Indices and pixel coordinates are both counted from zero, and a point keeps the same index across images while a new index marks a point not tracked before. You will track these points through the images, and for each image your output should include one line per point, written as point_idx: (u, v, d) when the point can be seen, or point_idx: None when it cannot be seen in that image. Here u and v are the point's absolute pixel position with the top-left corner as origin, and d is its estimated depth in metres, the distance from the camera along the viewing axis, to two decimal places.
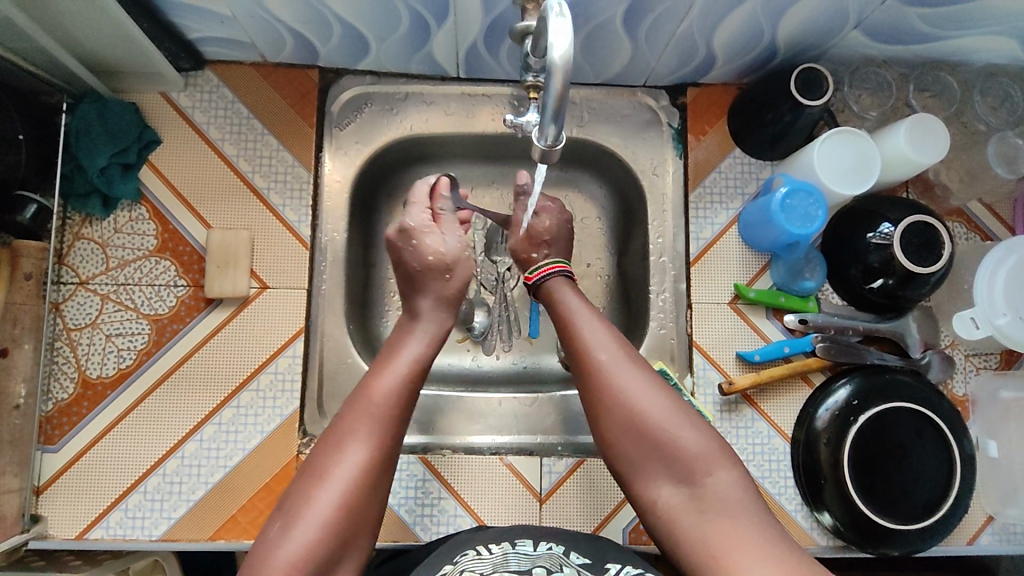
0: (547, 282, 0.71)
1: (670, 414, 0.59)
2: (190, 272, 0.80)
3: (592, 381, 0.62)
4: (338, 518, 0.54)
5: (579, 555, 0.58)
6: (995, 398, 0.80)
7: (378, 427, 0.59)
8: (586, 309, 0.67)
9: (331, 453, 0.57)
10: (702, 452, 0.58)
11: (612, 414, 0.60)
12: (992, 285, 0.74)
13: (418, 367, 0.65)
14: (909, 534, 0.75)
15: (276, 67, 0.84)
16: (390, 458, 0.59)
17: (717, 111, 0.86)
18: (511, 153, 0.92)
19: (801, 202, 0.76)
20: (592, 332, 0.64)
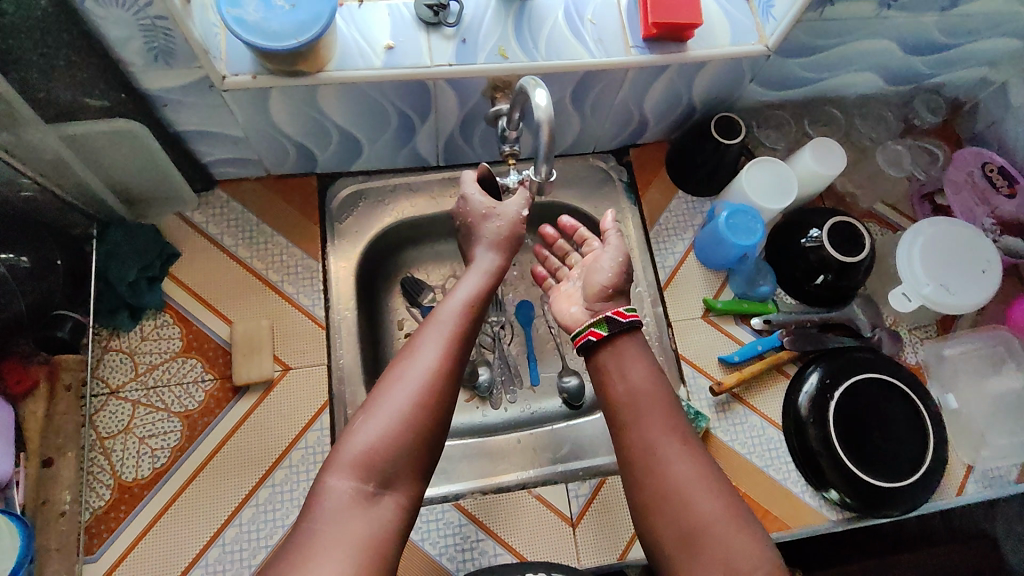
0: (617, 343, 0.73)
1: (730, 510, 0.61)
2: (216, 365, 0.86)
3: (649, 471, 0.65)
4: (413, 408, 0.62)
5: None
6: (942, 358, 0.92)
7: (452, 338, 0.68)
8: (647, 392, 0.69)
9: (407, 360, 0.66)
10: (760, 562, 0.58)
11: (668, 508, 0.62)
12: (912, 264, 0.89)
13: (478, 298, 0.73)
14: (902, 491, 0.83)
15: (278, 178, 0.96)
16: (458, 365, 0.67)
17: (657, 162, 1.03)
18: None
19: (742, 220, 0.90)
20: (658, 416, 0.67)
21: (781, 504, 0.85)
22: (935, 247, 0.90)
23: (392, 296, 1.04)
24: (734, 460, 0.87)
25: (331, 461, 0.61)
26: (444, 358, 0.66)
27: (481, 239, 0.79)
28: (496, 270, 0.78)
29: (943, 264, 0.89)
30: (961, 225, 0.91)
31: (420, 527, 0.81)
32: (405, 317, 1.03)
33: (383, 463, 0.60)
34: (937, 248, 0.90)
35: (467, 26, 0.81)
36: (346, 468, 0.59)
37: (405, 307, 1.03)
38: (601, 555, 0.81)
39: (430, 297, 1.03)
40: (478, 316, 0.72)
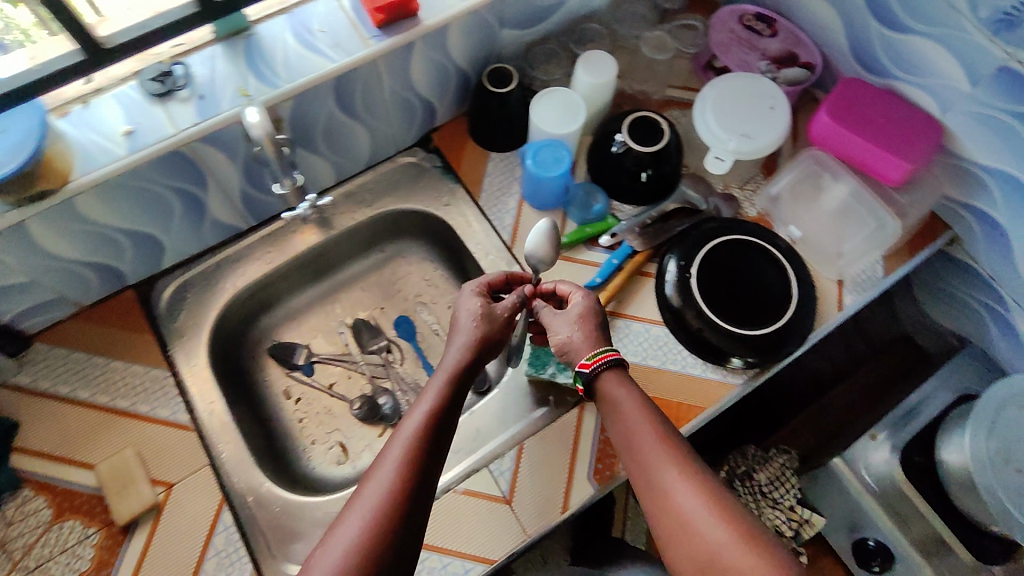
0: (603, 386, 0.72)
1: (750, 544, 0.58)
2: (95, 516, 0.80)
3: (660, 505, 0.63)
4: (362, 541, 0.56)
5: None
6: (774, 198, 0.97)
7: (413, 453, 0.61)
8: (642, 418, 0.68)
9: (365, 485, 0.60)
10: None
11: (688, 551, 0.60)
12: (711, 127, 0.94)
13: (442, 404, 0.67)
14: (786, 330, 0.87)
15: (95, 306, 0.92)
16: (422, 479, 0.60)
17: (460, 139, 1.03)
18: (333, 260, 1.06)
19: (548, 154, 0.92)
20: (658, 452, 0.66)
21: (689, 390, 0.87)
22: (724, 105, 0.94)
23: (268, 370, 1.01)
24: (633, 371, 0.88)
25: None
26: (404, 476, 0.60)
27: (456, 323, 0.77)
28: (477, 340, 0.74)
29: (737, 115, 0.94)
30: (738, 78, 0.96)
31: None
32: (289, 384, 1.00)
33: None
34: (726, 105, 0.94)
35: (200, 83, 0.79)
36: None
37: (284, 375, 1.01)
38: (545, 518, 0.79)
39: (307, 354, 1.02)
40: (438, 429, 0.64)
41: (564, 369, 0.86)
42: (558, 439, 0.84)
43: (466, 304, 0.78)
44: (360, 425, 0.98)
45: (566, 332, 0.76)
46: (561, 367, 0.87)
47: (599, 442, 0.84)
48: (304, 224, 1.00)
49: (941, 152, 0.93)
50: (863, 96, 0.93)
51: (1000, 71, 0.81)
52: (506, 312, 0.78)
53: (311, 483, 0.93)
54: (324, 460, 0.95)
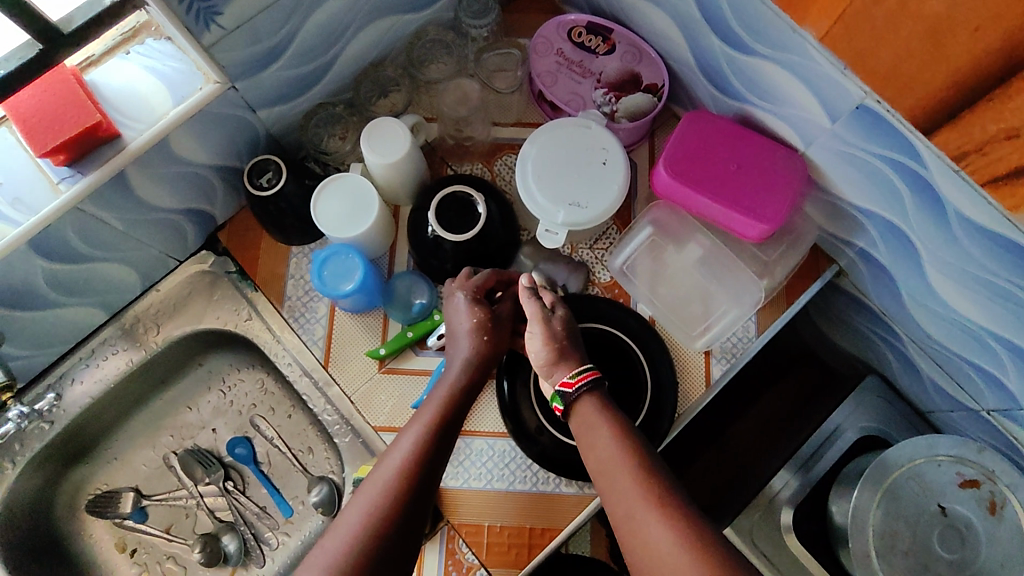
0: (581, 410, 0.70)
1: None
2: None
3: (637, 547, 0.59)
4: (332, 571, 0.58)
5: None
6: (626, 261, 0.84)
7: (393, 484, 0.63)
8: (616, 445, 0.65)
9: (340, 520, 0.62)
10: None
11: None
12: (533, 197, 0.77)
13: (428, 431, 0.68)
14: (643, 428, 0.76)
15: None
16: (398, 512, 0.62)
17: (255, 230, 0.86)
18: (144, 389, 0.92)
19: (341, 263, 0.76)
20: (633, 485, 0.62)
21: (541, 513, 0.77)
22: (546, 167, 0.78)
23: (90, 526, 0.90)
24: (475, 498, 0.77)
25: None
26: (375, 509, 0.62)
27: (454, 329, 0.77)
28: (476, 346, 0.74)
29: (562, 178, 0.77)
30: (560, 128, 0.79)
31: None
32: (123, 534, 0.91)
33: None
34: (549, 165, 0.78)
35: None
36: None
37: (111, 526, 0.91)
38: None
39: (134, 499, 0.91)
40: (427, 458, 0.66)
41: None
42: None
43: (458, 305, 0.77)
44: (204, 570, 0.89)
45: (543, 339, 0.73)
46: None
47: None
48: (86, 367, 0.85)
49: (812, 186, 0.77)
50: (709, 136, 0.77)
51: (856, 112, 0.64)
52: (503, 309, 0.78)
53: None
54: None
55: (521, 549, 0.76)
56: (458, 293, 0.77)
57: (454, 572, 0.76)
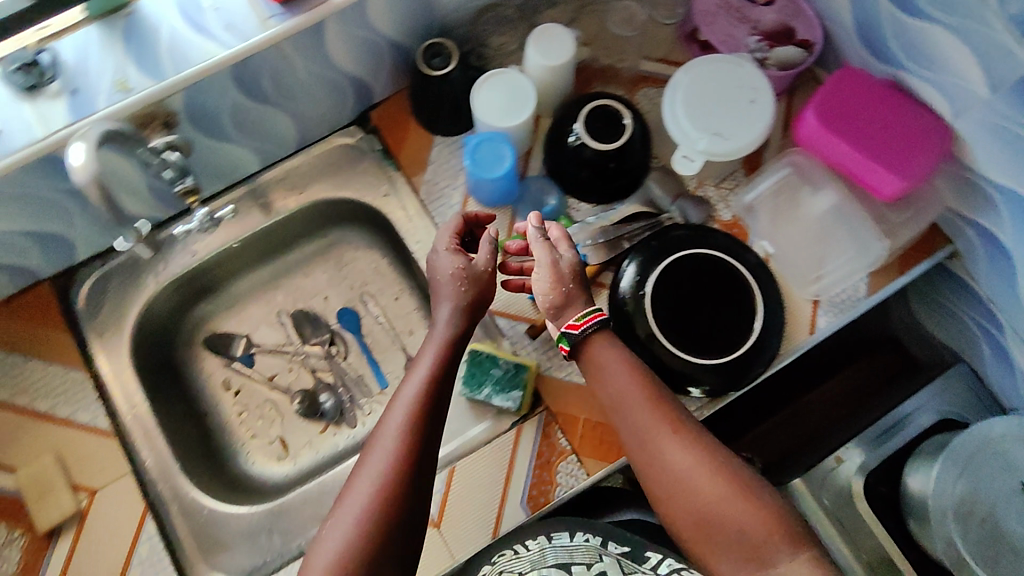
0: (590, 351, 0.72)
1: (743, 496, 0.63)
2: (18, 520, 0.79)
3: (653, 469, 0.67)
4: (371, 521, 0.58)
5: (616, 544, 0.71)
6: (751, 204, 0.88)
7: (412, 430, 0.62)
8: (628, 380, 0.70)
9: (360, 471, 0.61)
10: (773, 530, 0.61)
11: (687, 507, 0.64)
12: (679, 122, 0.81)
13: (439, 371, 0.67)
14: (748, 356, 0.79)
15: (11, 299, 0.87)
16: (416, 467, 0.61)
17: (404, 116, 0.92)
18: (270, 246, 1.01)
19: (488, 150, 0.81)
20: (651, 415, 0.68)
21: None
22: (696, 96, 0.81)
23: (202, 360, 0.98)
24: (577, 393, 0.83)
25: None
26: (394, 461, 0.61)
27: (438, 286, 0.74)
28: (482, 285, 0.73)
29: (710, 109, 0.81)
30: (716, 63, 0.82)
31: None
32: (229, 375, 0.98)
33: None
34: (699, 95, 0.81)
35: (72, 73, 0.70)
36: None
37: (221, 365, 0.98)
38: (474, 543, 0.79)
39: (245, 344, 0.99)
40: (437, 402, 0.65)
41: (500, 391, 0.82)
42: (492, 463, 0.82)
43: (447, 266, 0.74)
44: (301, 420, 0.97)
45: (548, 287, 0.72)
46: (498, 389, 0.82)
47: (535, 467, 0.81)
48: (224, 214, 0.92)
49: (949, 160, 0.79)
50: (862, 94, 0.80)
51: (1020, 83, 0.66)
52: (488, 269, 0.74)
53: (248, 480, 0.92)
54: (263, 456, 0.94)
55: (611, 445, 0.80)
56: (439, 246, 0.76)
57: (547, 453, 0.81)
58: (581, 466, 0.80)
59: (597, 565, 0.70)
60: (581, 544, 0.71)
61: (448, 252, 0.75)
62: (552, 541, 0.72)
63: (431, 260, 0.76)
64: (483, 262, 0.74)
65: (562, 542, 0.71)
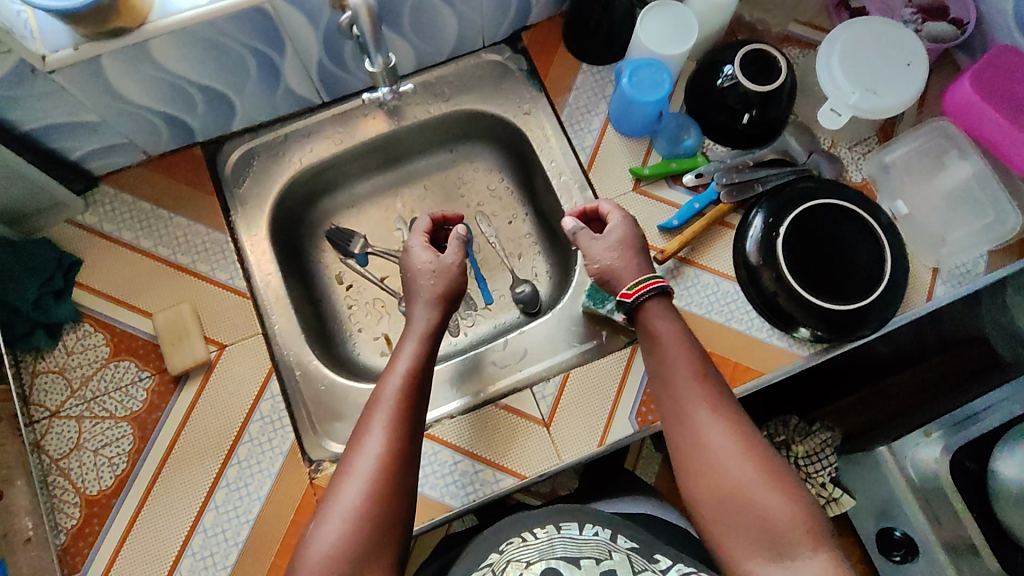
0: (649, 312, 0.72)
1: (770, 482, 0.61)
2: (150, 361, 0.83)
3: (685, 441, 0.66)
4: (366, 499, 0.62)
5: (627, 538, 0.64)
6: (886, 167, 0.90)
7: (396, 419, 0.67)
8: (675, 351, 0.70)
9: (355, 451, 0.65)
10: (796, 519, 0.59)
11: (709, 484, 0.63)
12: (833, 75, 0.84)
13: (412, 370, 0.71)
14: (868, 309, 0.82)
15: (162, 158, 0.90)
16: (404, 451, 0.66)
17: (554, 41, 0.96)
18: (394, 155, 1.03)
19: (646, 75, 0.85)
20: (690, 391, 0.67)
21: (750, 353, 0.84)
22: (853, 53, 0.84)
23: (322, 251, 1.02)
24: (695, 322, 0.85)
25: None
26: (388, 443, 0.66)
27: (414, 290, 0.80)
28: (442, 296, 0.79)
29: (865, 67, 0.84)
30: (876, 24, 0.85)
31: None
32: (342, 270, 1.02)
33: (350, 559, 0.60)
34: (856, 52, 0.84)
35: None
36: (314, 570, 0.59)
37: (338, 260, 1.02)
38: (581, 448, 0.81)
39: (363, 244, 1.01)
40: (414, 397, 0.70)
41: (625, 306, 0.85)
42: (604, 376, 0.84)
43: (419, 260, 0.81)
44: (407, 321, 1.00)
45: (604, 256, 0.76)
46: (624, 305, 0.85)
47: (647, 386, 0.84)
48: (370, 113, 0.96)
49: None
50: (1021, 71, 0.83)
51: None
52: (456, 263, 0.81)
53: (354, 366, 0.95)
54: (371, 347, 0.98)
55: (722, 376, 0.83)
56: (414, 243, 0.83)
57: None
58: None
59: (606, 562, 0.62)
60: (591, 539, 0.64)
61: (422, 249, 0.82)
62: (561, 531, 0.64)
63: (405, 255, 0.83)
64: (454, 257, 0.81)
65: (573, 534, 0.64)
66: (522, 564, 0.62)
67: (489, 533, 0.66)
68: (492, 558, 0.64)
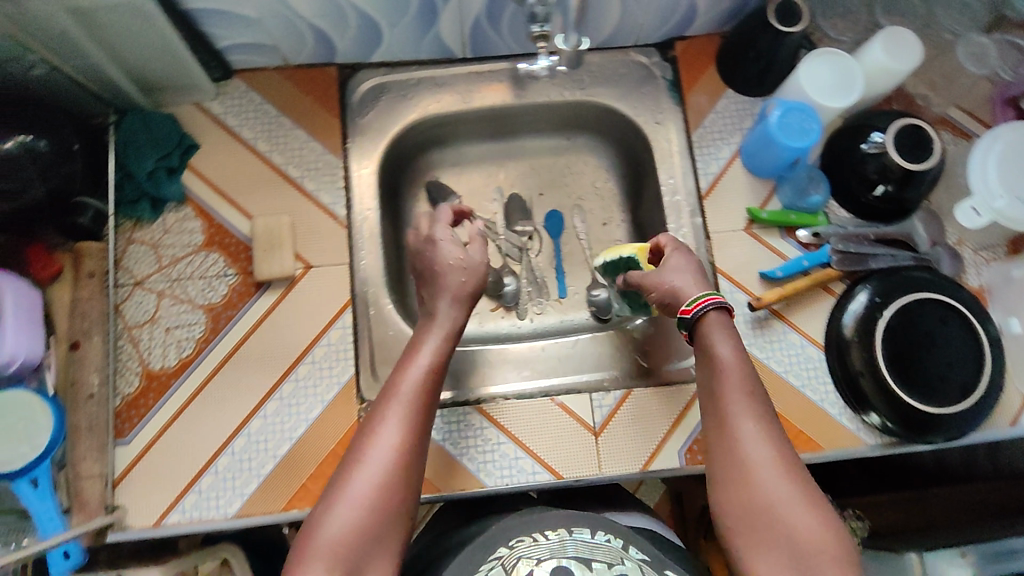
0: (709, 327, 0.69)
1: (811, 506, 0.56)
2: (238, 261, 0.85)
3: (723, 452, 0.61)
4: (376, 491, 0.60)
5: (638, 549, 0.59)
6: (1010, 280, 0.86)
7: (412, 414, 0.65)
8: (735, 363, 0.65)
9: (367, 439, 0.63)
10: (833, 549, 0.54)
11: (741, 497, 0.58)
12: (987, 172, 0.81)
13: (435, 368, 0.70)
14: (952, 418, 0.78)
15: (298, 69, 0.92)
16: (418, 446, 0.64)
17: (705, 59, 0.94)
18: (510, 129, 1.03)
19: (796, 119, 0.82)
20: (739, 403, 0.63)
21: (816, 423, 0.82)
22: (1014, 155, 0.81)
23: (417, 202, 1.02)
24: (769, 377, 0.83)
25: (298, 557, 0.57)
26: (404, 437, 0.63)
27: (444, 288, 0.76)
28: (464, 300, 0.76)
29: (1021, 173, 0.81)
30: None
31: (440, 429, 0.81)
32: None
33: (356, 552, 0.57)
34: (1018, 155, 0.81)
35: None
36: (319, 558, 0.56)
37: (430, 213, 1.03)
38: (623, 466, 0.80)
39: (455, 202, 0.99)
40: (432, 395, 0.68)
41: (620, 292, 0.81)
42: (664, 403, 0.83)
43: (450, 256, 0.77)
44: None
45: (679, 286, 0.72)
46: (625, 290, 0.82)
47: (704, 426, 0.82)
48: (501, 80, 0.95)
49: None
50: None
51: None
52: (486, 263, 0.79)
53: None
54: None
55: None
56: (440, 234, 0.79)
57: None
58: None
59: (618, 567, 0.58)
60: (603, 544, 0.59)
61: (447, 243, 0.78)
62: (573, 533, 0.59)
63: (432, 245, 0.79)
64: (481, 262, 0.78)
65: (585, 538, 0.59)
66: (532, 561, 0.58)
67: (497, 530, 0.61)
68: (501, 553, 0.59)
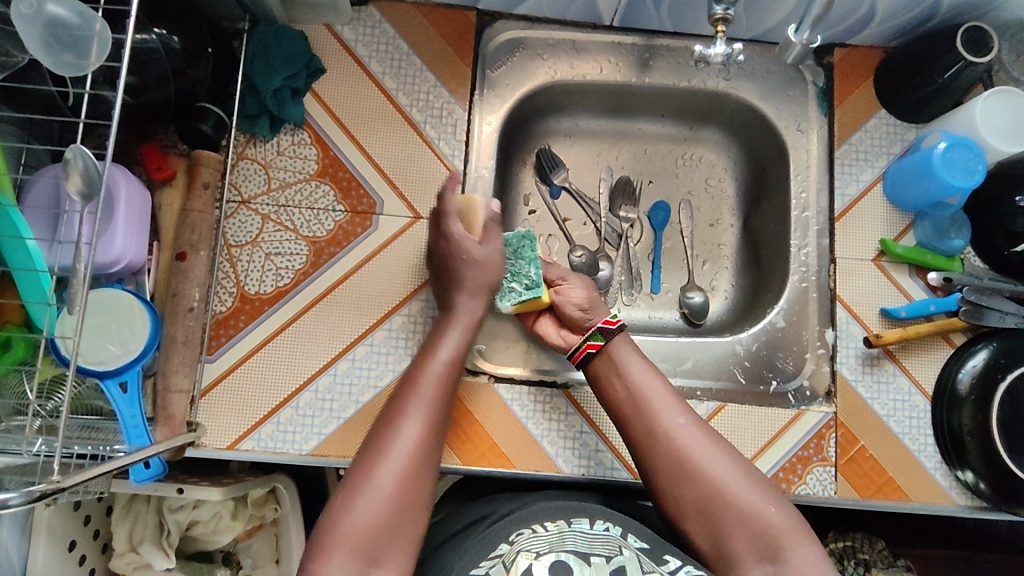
0: (615, 346, 0.72)
1: (760, 490, 0.61)
2: (348, 197, 0.82)
3: (659, 452, 0.64)
4: (397, 482, 0.58)
5: (637, 537, 0.59)
6: None
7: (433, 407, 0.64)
8: (642, 371, 0.70)
9: (387, 431, 0.61)
10: (786, 526, 0.59)
11: (690, 490, 0.62)
12: None
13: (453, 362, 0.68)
14: None
15: (436, 7, 0.87)
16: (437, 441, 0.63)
17: (864, 72, 0.88)
18: (630, 108, 0.97)
19: (961, 157, 0.77)
20: (664, 406, 0.66)
21: (908, 473, 0.79)
22: None
23: (524, 167, 0.98)
24: (870, 418, 0.81)
25: (319, 544, 0.55)
26: (422, 431, 0.62)
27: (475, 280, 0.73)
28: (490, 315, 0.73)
29: None
30: None
31: (525, 406, 0.79)
32: (532, 193, 0.97)
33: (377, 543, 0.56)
34: None
35: None
36: (340, 544, 0.55)
37: (534, 182, 0.98)
38: None
39: (564, 177, 0.97)
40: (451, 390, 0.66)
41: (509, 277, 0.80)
42: (757, 424, 0.80)
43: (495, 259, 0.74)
44: None
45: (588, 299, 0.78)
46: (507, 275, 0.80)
47: (794, 455, 0.80)
48: (639, 56, 0.90)
49: None
50: None
51: None
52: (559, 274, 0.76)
53: None
54: None
55: (872, 483, 0.79)
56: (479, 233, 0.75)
57: (811, 450, 0.80)
58: (835, 479, 0.79)
59: (616, 559, 0.57)
60: (602, 534, 0.58)
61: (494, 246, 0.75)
62: (573, 526, 0.58)
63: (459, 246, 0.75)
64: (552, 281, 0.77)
65: (584, 529, 0.58)
66: (533, 554, 0.56)
67: (493, 527, 0.59)
68: (502, 550, 0.56)
